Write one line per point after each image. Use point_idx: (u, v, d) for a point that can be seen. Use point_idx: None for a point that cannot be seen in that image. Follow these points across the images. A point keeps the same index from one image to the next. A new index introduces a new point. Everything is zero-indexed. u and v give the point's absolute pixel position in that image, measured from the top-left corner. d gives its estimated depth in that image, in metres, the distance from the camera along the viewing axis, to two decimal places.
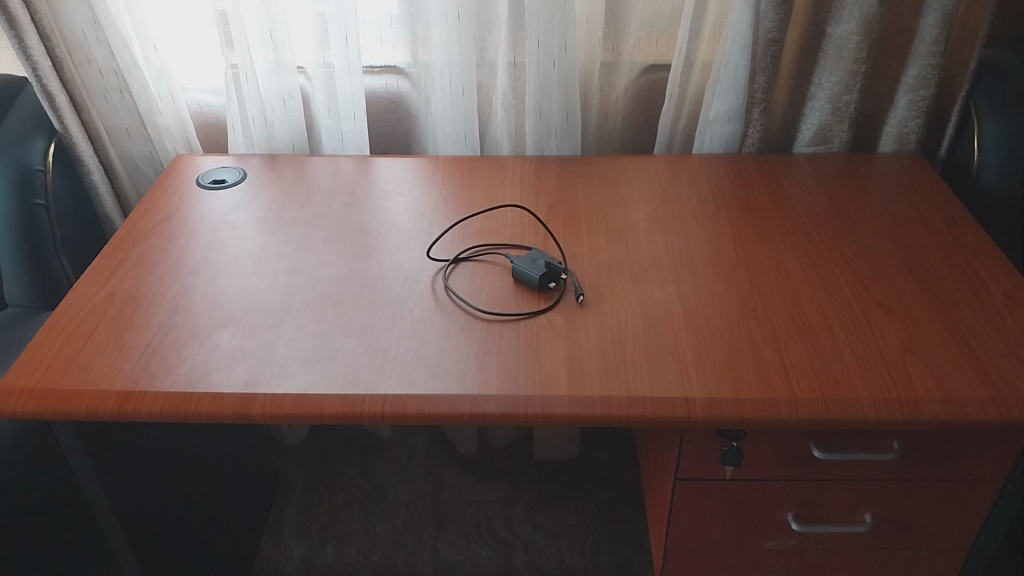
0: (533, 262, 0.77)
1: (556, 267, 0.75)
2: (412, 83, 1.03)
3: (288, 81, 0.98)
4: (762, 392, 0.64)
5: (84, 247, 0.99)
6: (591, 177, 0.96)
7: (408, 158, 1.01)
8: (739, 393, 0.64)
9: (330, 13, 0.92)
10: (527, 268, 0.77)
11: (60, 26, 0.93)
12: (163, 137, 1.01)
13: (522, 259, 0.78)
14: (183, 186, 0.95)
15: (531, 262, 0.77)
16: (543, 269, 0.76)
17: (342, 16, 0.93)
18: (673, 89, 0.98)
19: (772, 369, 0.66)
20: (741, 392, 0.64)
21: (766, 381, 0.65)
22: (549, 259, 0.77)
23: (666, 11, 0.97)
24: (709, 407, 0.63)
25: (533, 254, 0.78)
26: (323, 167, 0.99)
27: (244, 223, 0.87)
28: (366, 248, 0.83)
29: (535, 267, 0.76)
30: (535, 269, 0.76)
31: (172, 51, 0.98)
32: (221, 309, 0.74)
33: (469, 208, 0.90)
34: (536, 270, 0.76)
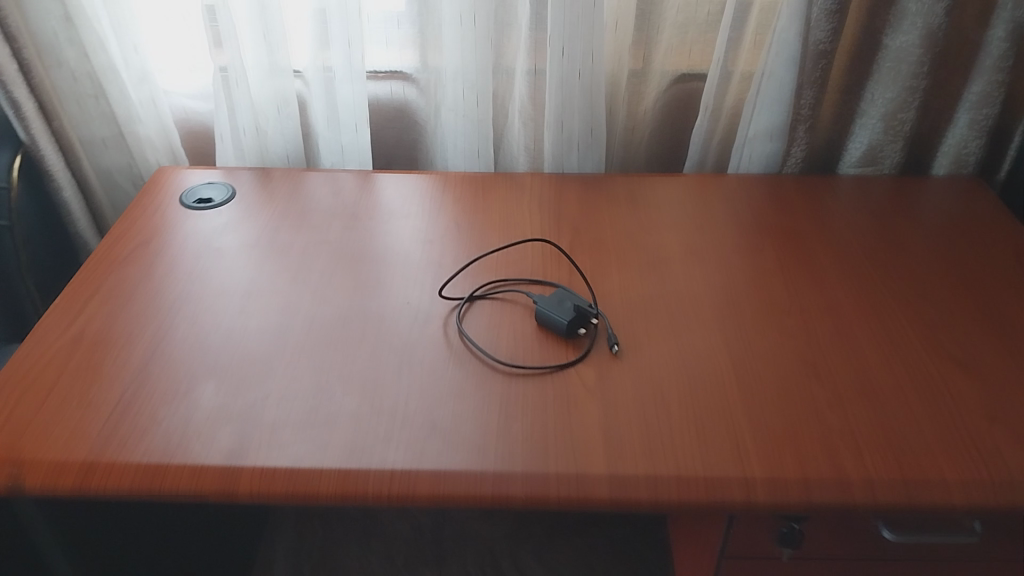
0: (559, 303, 0.68)
1: (587, 312, 0.66)
2: (420, 91, 0.93)
3: (285, 86, 0.89)
4: (830, 468, 0.56)
5: (54, 271, 0.90)
6: (618, 198, 0.86)
7: (416, 174, 0.91)
8: (804, 471, 0.55)
9: (333, 9, 0.82)
10: (553, 311, 0.67)
11: (28, 23, 0.82)
12: (144, 148, 0.91)
13: (548, 299, 0.69)
14: (164, 204, 0.85)
15: (558, 304, 0.68)
16: (571, 312, 0.67)
17: (345, 15, 0.83)
18: (707, 102, 0.89)
19: (839, 439, 0.58)
20: (806, 469, 0.56)
21: (834, 455, 0.56)
22: (579, 301, 0.68)
23: (702, 17, 0.87)
24: (771, 489, 0.55)
25: (560, 293, 0.69)
26: (320, 183, 0.89)
27: (230, 250, 0.77)
28: (368, 281, 0.73)
29: (563, 311, 0.67)
30: (563, 312, 0.67)
31: (155, 52, 0.88)
32: (204, 358, 0.65)
33: (484, 234, 0.80)
34: (564, 314, 0.67)
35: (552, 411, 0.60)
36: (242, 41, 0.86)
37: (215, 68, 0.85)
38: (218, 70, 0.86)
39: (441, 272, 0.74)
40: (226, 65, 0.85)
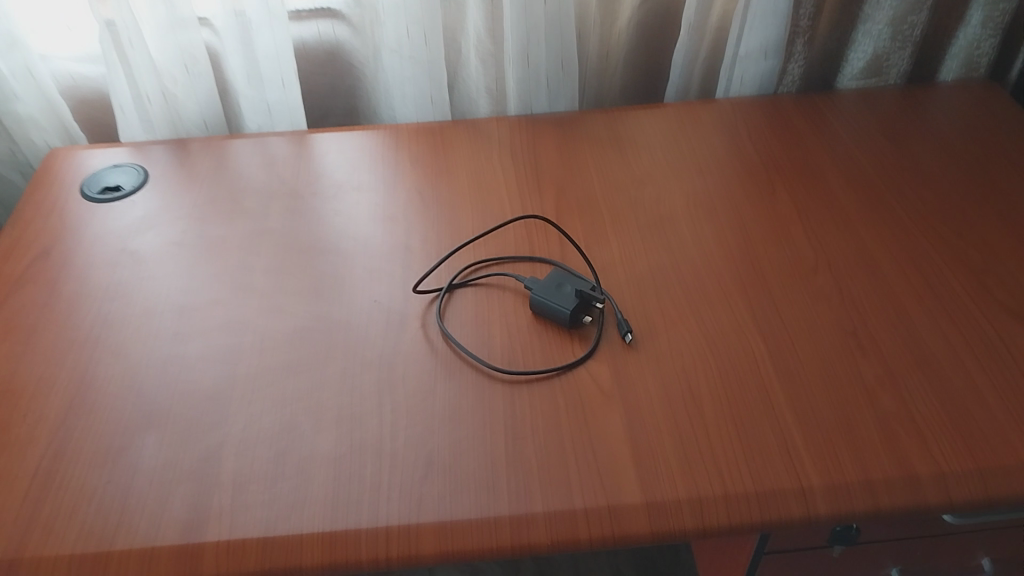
0: (557, 287, 0.58)
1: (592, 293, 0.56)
2: (353, 30, 0.79)
3: (190, 40, 0.74)
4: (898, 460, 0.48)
5: None
6: (598, 142, 0.75)
7: (359, 130, 0.78)
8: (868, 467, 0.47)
9: None
10: (552, 297, 0.57)
11: None
12: (30, 129, 0.77)
13: (543, 284, 0.58)
14: (63, 198, 0.71)
15: (556, 288, 0.58)
16: (574, 297, 0.57)
17: None
18: (690, 22, 0.77)
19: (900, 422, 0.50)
20: (870, 465, 0.47)
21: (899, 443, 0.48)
22: (579, 281, 0.58)
23: None
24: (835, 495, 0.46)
25: (556, 275, 0.59)
26: (249, 153, 0.76)
27: (151, 254, 0.65)
28: (325, 281, 0.62)
29: (563, 296, 0.57)
30: (564, 297, 0.57)
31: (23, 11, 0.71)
32: (138, 402, 0.54)
33: (453, 202, 0.69)
34: (566, 300, 0.57)
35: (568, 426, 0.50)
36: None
37: (101, 25, 0.70)
38: (104, 22, 0.70)
39: (410, 259, 0.63)
40: (113, 18, 0.70)
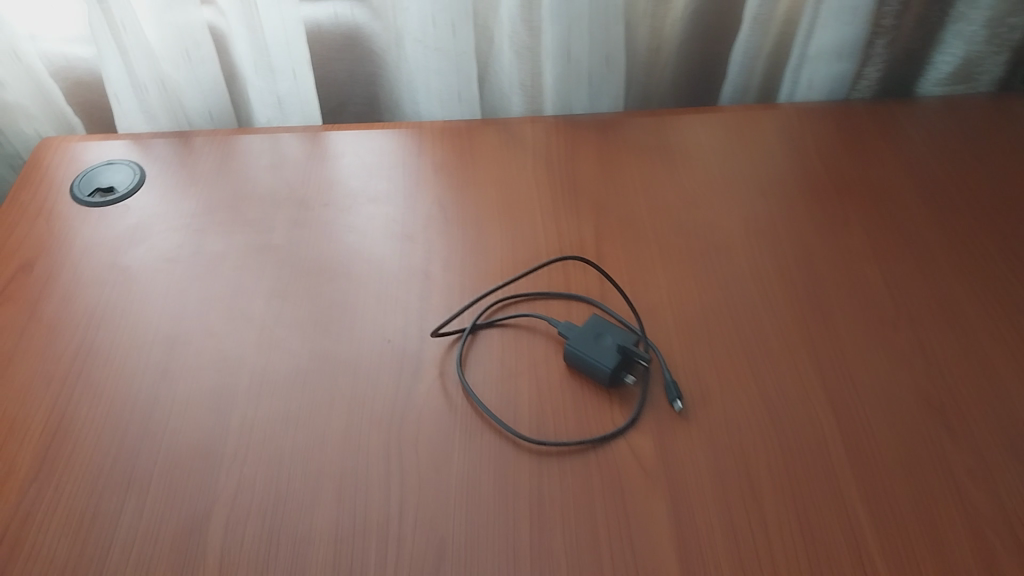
0: (596, 339, 0.51)
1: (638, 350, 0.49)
2: (373, 12, 0.71)
3: (190, 19, 0.66)
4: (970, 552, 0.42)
5: None
6: (647, 153, 0.67)
7: (377, 129, 0.70)
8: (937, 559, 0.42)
9: None
10: (591, 350, 0.50)
11: None
12: (17, 117, 0.70)
13: (580, 333, 0.51)
14: (51, 196, 0.64)
15: (595, 339, 0.51)
16: (615, 352, 0.50)
17: None
18: (751, 13, 0.68)
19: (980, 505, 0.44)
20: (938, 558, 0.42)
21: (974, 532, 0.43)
22: (622, 332, 0.51)
23: None
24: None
25: (594, 322, 0.52)
26: (256, 151, 0.68)
27: (143, 272, 0.58)
28: (333, 314, 0.54)
29: (603, 350, 0.50)
30: (604, 352, 0.50)
31: None
32: (119, 453, 0.48)
33: (480, 219, 0.61)
34: (606, 356, 0.49)
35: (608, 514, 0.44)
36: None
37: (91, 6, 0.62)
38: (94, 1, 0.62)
39: (429, 288, 0.56)
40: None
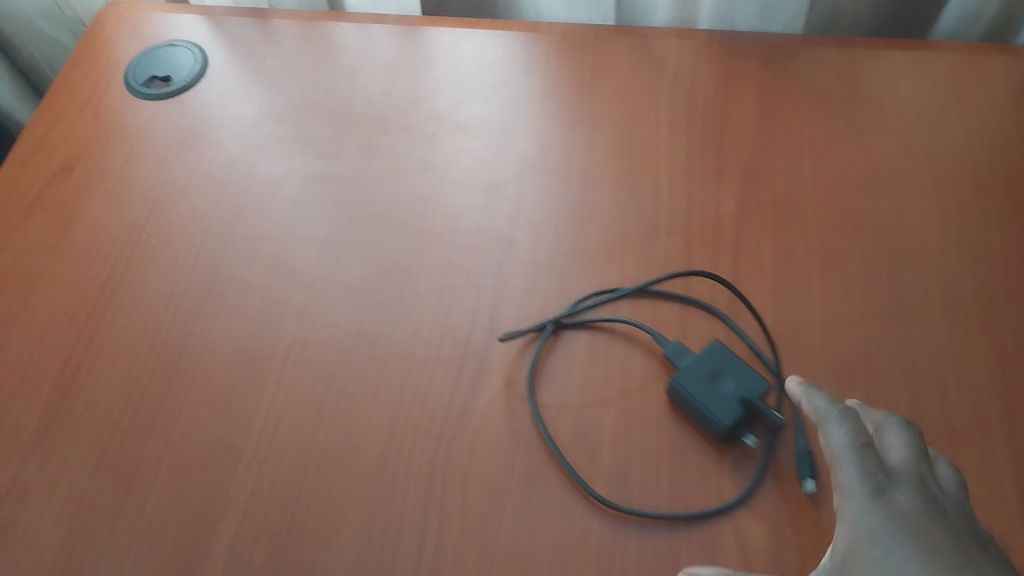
0: (712, 382, 0.39)
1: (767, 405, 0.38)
2: None
3: None
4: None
5: None
6: (826, 102, 0.50)
7: (482, 28, 0.56)
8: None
9: None
10: (705, 396, 0.39)
11: None
12: None
13: (693, 369, 0.40)
14: (102, 80, 0.55)
15: (711, 382, 0.39)
16: (736, 404, 0.38)
17: None
18: None
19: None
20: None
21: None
22: (749, 374, 0.39)
23: None
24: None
25: (714, 355, 0.40)
26: (338, 42, 0.56)
27: (186, 191, 0.49)
28: (392, 284, 0.45)
29: (721, 399, 0.38)
30: (722, 401, 0.38)
31: None
32: (129, 427, 0.41)
33: (590, 174, 0.49)
34: (724, 408, 0.38)
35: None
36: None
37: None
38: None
39: (510, 260, 0.46)
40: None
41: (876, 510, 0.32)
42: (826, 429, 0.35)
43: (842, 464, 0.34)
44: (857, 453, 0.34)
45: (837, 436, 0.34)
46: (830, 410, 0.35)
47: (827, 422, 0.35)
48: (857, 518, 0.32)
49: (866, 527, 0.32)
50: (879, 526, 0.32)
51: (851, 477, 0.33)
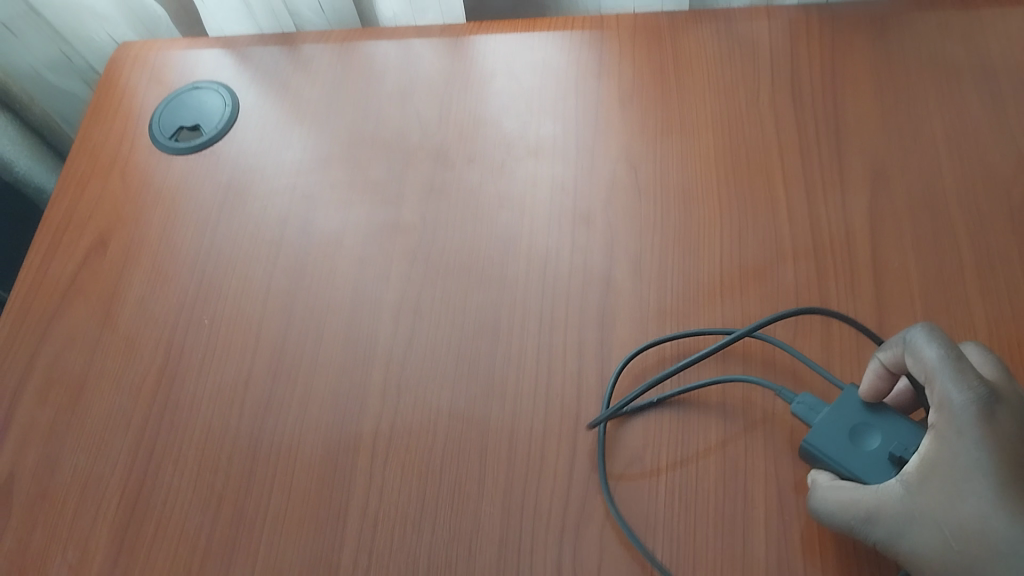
0: (857, 442, 0.32)
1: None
2: None
3: None
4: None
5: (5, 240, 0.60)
6: (954, 79, 0.43)
7: (539, 30, 0.49)
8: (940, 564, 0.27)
9: None
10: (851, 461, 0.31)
11: None
12: (83, 20, 0.55)
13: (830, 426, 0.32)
14: (125, 136, 0.49)
15: (855, 441, 0.32)
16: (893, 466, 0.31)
17: None
18: None
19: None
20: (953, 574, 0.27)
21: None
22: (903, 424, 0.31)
23: None
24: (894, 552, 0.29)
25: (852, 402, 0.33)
26: (381, 64, 0.50)
27: (236, 258, 0.44)
28: (480, 348, 0.39)
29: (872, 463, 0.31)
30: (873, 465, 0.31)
31: None
32: (209, 548, 0.36)
33: (690, 191, 0.42)
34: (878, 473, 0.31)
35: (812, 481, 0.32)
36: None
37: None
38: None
39: (612, 305, 0.39)
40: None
41: (976, 430, 0.27)
42: (916, 345, 0.29)
43: (940, 380, 0.28)
44: (955, 368, 0.28)
45: (931, 350, 0.29)
46: (922, 328, 0.30)
47: (924, 338, 0.29)
48: (963, 446, 0.27)
49: (972, 456, 0.27)
50: (985, 455, 0.27)
51: (951, 395, 0.28)
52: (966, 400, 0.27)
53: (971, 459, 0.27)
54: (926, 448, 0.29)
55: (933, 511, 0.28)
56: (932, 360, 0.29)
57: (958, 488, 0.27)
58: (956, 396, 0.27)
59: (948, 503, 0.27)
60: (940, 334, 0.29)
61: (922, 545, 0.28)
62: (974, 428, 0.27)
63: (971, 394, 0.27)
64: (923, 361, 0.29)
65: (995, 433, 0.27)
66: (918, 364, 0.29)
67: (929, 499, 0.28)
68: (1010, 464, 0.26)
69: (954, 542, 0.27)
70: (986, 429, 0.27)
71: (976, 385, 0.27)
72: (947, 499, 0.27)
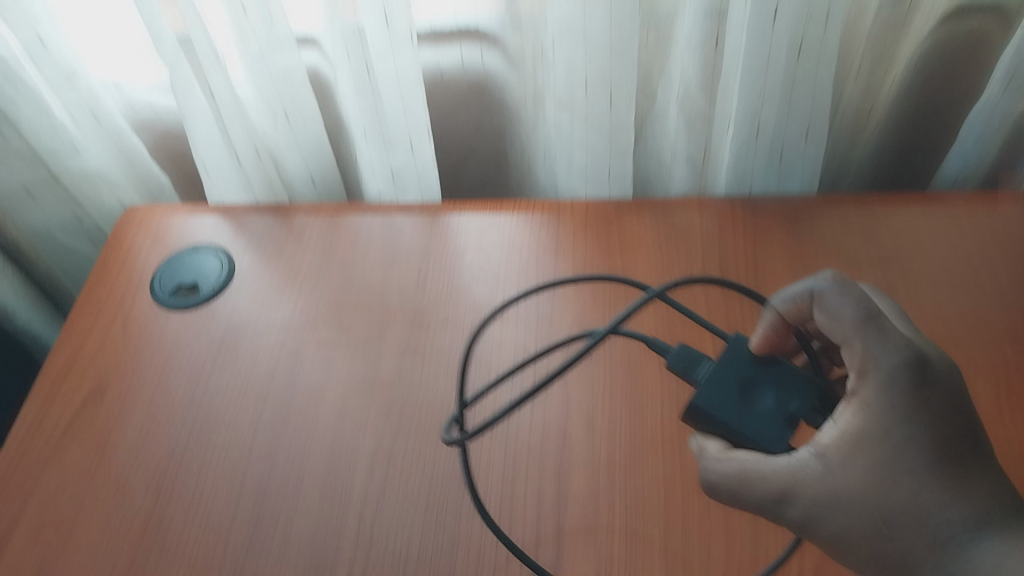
0: (747, 400, 0.39)
1: (796, 411, 0.38)
2: (508, 59, 0.58)
3: (289, 64, 0.55)
4: (923, 547, 0.32)
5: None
6: (856, 267, 0.51)
7: (506, 212, 0.57)
8: (865, 528, 0.32)
9: None
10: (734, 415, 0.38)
11: None
12: (100, 187, 0.63)
13: (717, 382, 0.39)
14: (128, 292, 0.54)
15: (736, 394, 0.39)
16: (770, 423, 0.38)
17: None
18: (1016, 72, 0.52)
19: (979, 496, 0.32)
20: (875, 533, 0.32)
21: (952, 517, 0.32)
22: (778, 372, 0.39)
23: None
24: (815, 529, 0.33)
25: (738, 359, 0.40)
26: (365, 236, 0.56)
27: (225, 407, 0.48)
28: (448, 495, 0.43)
29: (749, 416, 0.38)
30: (754, 417, 0.38)
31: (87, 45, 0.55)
32: None
33: (636, 357, 0.48)
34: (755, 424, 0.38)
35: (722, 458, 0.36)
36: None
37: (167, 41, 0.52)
38: (175, 39, 0.53)
39: (567, 458, 0.44)
40: (186, 32, 0.52)
41: (902, 395, 0.32)
42: (832, 305, 0.35)
43: (867, 338, 0.33)
44: (879, 327, 0.33)
45: (852, 308, 0.34)
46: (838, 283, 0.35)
47: (840, 296, 0.35)
48: (890, 411, 0.32)
49: (898, 420, 0.32)
50: (909, 420, 0.32)
51: (883, 360, 0.33)
52: (894, 368, 0.33)
53: (896, 433, 0.32)
54: (846, 416, 0.34)
55: (855, 479, 0.32)
56: (858, 322, 0.34)
57: (884, 464, 0.32)
58: (888, 368, 0.33)
59: (874, 471, 0.32)
60: (859, 295, 0.34)
61: (847, 513, 0.32)
62: (905, 400, 0.32)
63: (898, 364, 0.33)
64: (852, 321, 0.34)
65: (917, 398, 0.32)
66: (835, 317, 0.35)
67: (851, 471, 0.33)
68: (927, 429, 0.32)
69: (878, 511, 0.32)
70: (912, 399, 0.32)
71: (902, 355, 0.33)
72: (870, 468, 0.32)
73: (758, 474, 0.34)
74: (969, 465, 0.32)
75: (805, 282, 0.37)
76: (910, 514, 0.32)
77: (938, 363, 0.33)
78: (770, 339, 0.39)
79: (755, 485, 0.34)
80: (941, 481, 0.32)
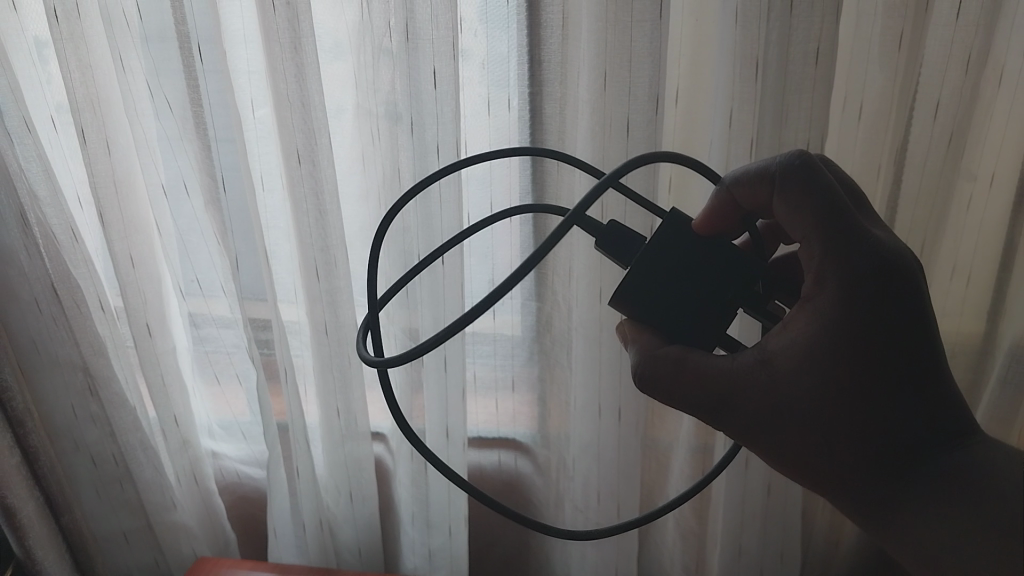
0: (676, 281, 0.39)
1: (734, 298, 0.39)
2: (536, 467, 0.74)
3: (362, 454, 0.70)
4: (861, 468, 0.36)
5: None
6: None
7: None
8: (806, 445, 0.37)
9: (433, 372, 0.64)
10: (663, 309, 0.39)
11: (48, 411, 0.66)
12: (180, 538, 0.73)
13: (654, 260, 0.39)
14: None
15: (667, 271, 0.39)
16: (703, 312, 0.39)
17: (444, 377, 0.64)
18: None
19: (918, 426, 0.36)
20: (815, 454, 0.37)
21: (886, 439, 0.36)
22: (714, 245, 0.39)
23: None
24: (759, 435, 0.38)
25: (678, 241, 0.39)
26: None
27: None
28: None
29: (677, 303, 0.39)
30: (679, 307, 0.39)
31: (204, 425, 0.74)
32: None
33: None
34: (678, 321, 0.39)
35: (674, 349, 0.38)
36: (305, 392, 0.69)
37: (270, 425, 0.67)
38: (277, 426, 0.68)
39: None
40: (285, 421, 0.68)
41: (843, 306, 0.35)
42: (789, 181, 0.36)
43: (825, 243, 0.35)
44: (834, 236, 0.35)
45: (812, 196, 0.35)
46: (797, 159, 0.36)
47: (807, 189, 0.36)
48: (828, 329, 0.35)
49: (834, 333, 0.35)
50: (848, 342, 0.35)
51: (841, 264, 0.35)
52: (850, 267, 0.35)
53: (843, 359, 0.35)
54: (796, 331, 0.36)
55: (790, 400, 0.37)
56: (819, 218, 0.35)
57: (820, 387, 0.36)
58: (847, 261, 0.35)
59: (818, 397, 0.36)
60: (823, 182, 0.35)
61: (789, 420, 0.37)
62: (860, 290, 0.35)
63: (857, 265, 0.35)
64: (809, 213, 0.36)
65: (868, 317, 0.35)
66: (794, 204, 0.36)
67: (793, 386, 0.36)
68: (865, 364, 0.35)
69: (816, 431, 0.36)
70: (862, 306, 0.35)
71: (860, 250, 0.35)
72: (810, 386, 0.36)
73: (708, 377, 0.37)
74: (915, 384, 0.35)
75: (766, 160, 0.38)
76: (851, 438, 0.36)
77: (894, 253, 0.35)
78: (711, 217, 0.39)
79: (705, 388, 0.37)
80: (885, 408, 0.35)
